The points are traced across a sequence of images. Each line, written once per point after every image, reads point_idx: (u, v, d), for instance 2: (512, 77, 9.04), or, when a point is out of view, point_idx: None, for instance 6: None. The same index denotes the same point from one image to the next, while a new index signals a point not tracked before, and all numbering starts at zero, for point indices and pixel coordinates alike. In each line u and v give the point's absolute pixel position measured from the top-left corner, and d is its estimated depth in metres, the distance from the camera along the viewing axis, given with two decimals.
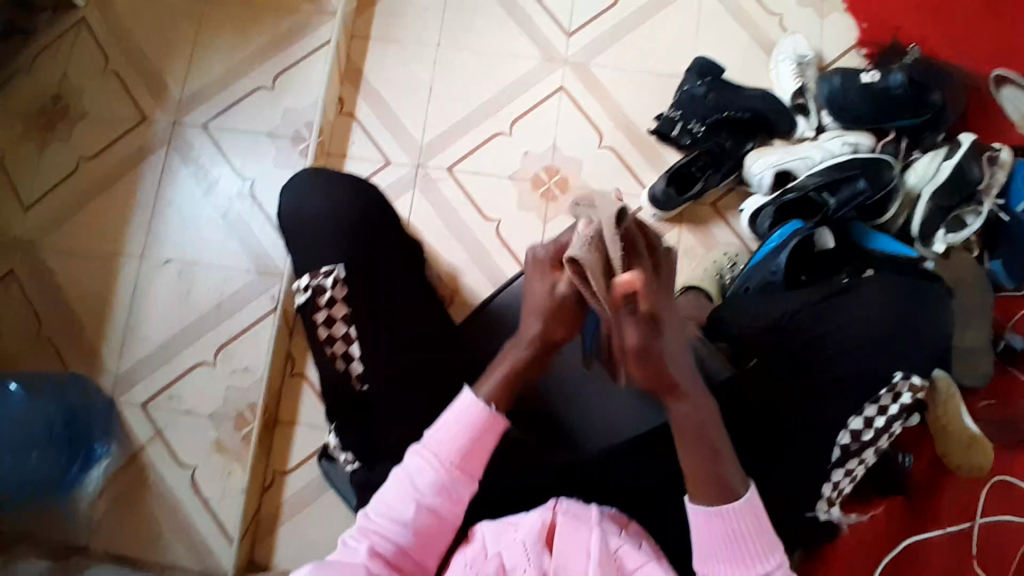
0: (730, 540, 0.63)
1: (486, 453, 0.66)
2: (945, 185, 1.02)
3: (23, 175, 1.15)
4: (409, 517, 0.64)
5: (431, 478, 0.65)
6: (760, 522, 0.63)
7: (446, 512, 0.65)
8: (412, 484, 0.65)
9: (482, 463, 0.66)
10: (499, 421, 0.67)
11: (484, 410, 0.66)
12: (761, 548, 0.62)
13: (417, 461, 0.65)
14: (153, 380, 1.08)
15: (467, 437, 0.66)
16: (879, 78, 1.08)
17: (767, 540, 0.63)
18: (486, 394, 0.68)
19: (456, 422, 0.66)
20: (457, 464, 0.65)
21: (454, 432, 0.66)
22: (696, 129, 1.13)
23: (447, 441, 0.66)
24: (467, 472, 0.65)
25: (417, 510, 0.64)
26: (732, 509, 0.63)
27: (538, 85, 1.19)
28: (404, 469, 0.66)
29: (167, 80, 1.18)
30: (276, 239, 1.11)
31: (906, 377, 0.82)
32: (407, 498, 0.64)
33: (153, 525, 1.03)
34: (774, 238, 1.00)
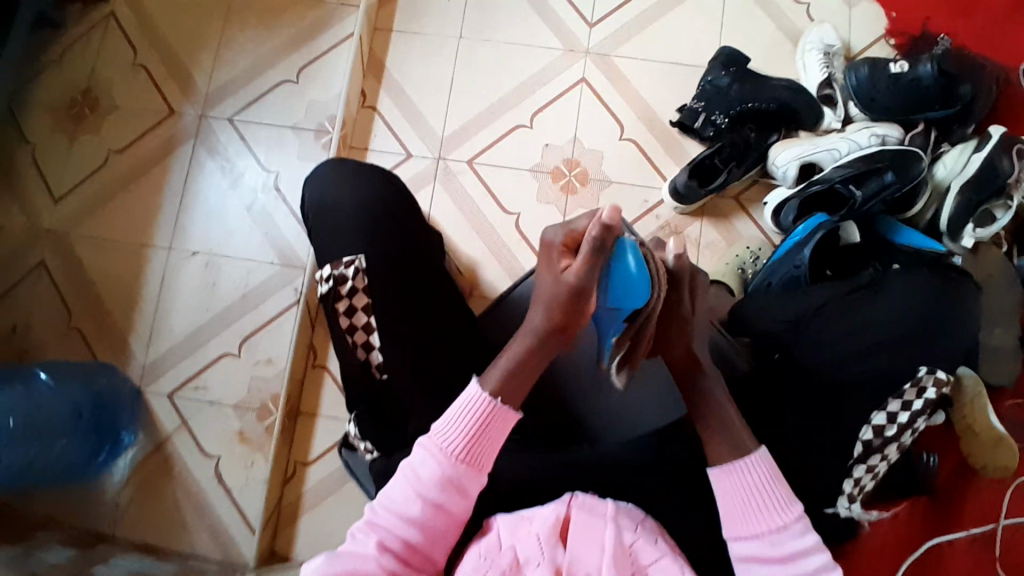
0: (753, 495, 0.64)
1: (492, 444, 0.65)
2: (973, 179, 0.99)
3: (55, 167, 1.18)
4: (415, 511, 0.61)
5: (437, 471, 0.63)
6: (776, 477, 0.64)
7: (454, 505, 0.62)
8: (418, 477, 0.63)
9: (489, 456, 0.64)
10: (509, 414, 0.66)
11: (489, 402, 0.65)
12: (780, 501, 0.63)
13: (422, 453, 0.63)
14: (180, 369, 1.10)
15: (473, 428, 0.64)
16: (907, 68, 1.06)
17: (785, 494, 0.64)
18: (492, 386, 0.66)
19: (463, 412, 0.64)
20: (465, 455, 0.63)
21: (460, 424, 0.64)
22: (719, 121, 1.11)
23: (453, 433, 0.64)
24: (474, 464, 0.64)
25: (424, 505, 0.62)
26: (746, 464, 0.65)
27: (560, 78, 1.19)
28: (408, 462, 0.64)
29: (193, 74, 1.19)
30: (298, 232, 1.12)
31: (931, 372, 0.80)
32: (413, 491, 0.62)
33: (179, 511, 1.05)
34: (798, 232, 0.99)
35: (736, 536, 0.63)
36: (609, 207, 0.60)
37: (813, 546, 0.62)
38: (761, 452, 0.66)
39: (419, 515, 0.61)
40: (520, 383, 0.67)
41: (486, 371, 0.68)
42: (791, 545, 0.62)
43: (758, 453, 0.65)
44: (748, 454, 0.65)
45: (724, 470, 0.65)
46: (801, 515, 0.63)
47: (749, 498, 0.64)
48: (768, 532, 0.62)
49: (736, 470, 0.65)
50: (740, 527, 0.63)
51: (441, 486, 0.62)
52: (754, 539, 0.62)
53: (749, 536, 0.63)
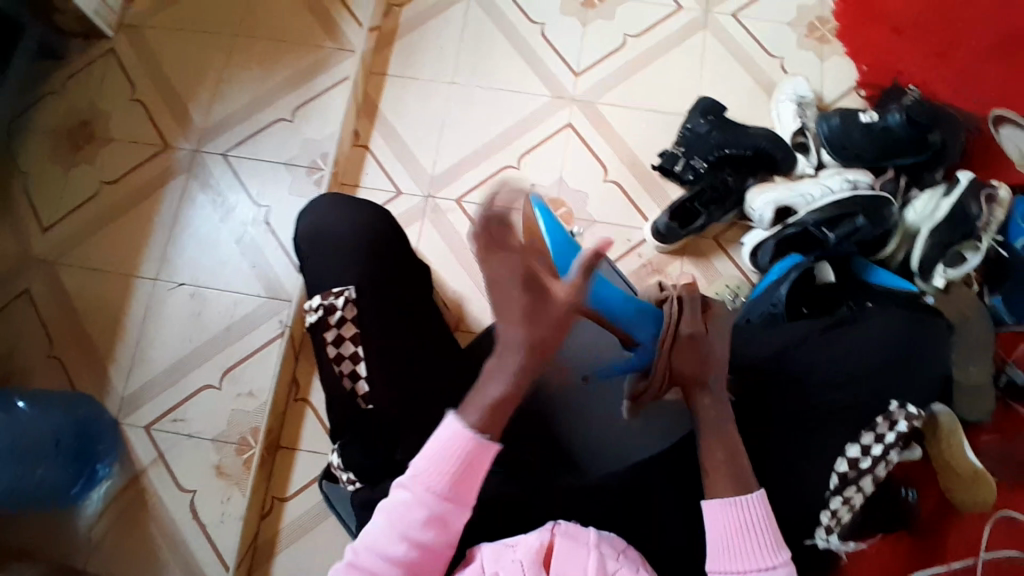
0: (743, 534, 0.65)
1: (476, 481, 0.65)
2: (944, 223, 1.04)
3: (46, 196, 1.19)
4: (398, 552, 0.62)
5: (420, 512, 0.63)
6: (770, 521, 0.66)
7: (437, 543, 0.63)
8: (399, 518, 0.63)
9: (472, 491, 0.65)
10: (489, 446, 0.65)
11: (470, 437, 0.64)
12: (771, 544, 0.65)
13: (404, 494, 0.64)
14: (160, 401, 1.08)
15: (456, 467, 0.64)
16: (878, 118, 1.11)
17: (776, 538, 0.66)
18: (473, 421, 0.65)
19: (446, 451, 0.64)
20: (448, 493, 0.64)
21: (442, 462, 0.64)
22: (699, 165, 1.16)
23: (436, 472, 0.64)
24: (456, 501, 0.64)
25: (405, 545, 0.63)
26: (747, 501, 0.66)
27: (548, 121, 1.24)
28: (392, 502, 0.64)
29: (192, 110, 1.23)
30: (287, 265, 1.14)
31: (902, 406, 0.81)
32: (395, 533, 0.63)
33: (149, 549, 1.02)
34: (774, 271, 1.03)
35: (724, 570, 0.65)
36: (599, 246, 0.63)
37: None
38: (759, 495, 0.67)
39: (404, 557, 0.62)
40: (500, 418, 0.65)
41: (464, 409, 0.66)
42: None
43: (755, 496, 0.67)
44: (750, 494, 0.67)
45: (728, 503, 0.67)
46: (787, 561, 0.65)
47: (743, 536, 0.65)
48: (754, 570, 0.64)
49: (734, 506, 0.66)
50: (729, 561, 0.65)
51: (425, 527, 0.63)
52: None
53: (735, 570, 0.64)
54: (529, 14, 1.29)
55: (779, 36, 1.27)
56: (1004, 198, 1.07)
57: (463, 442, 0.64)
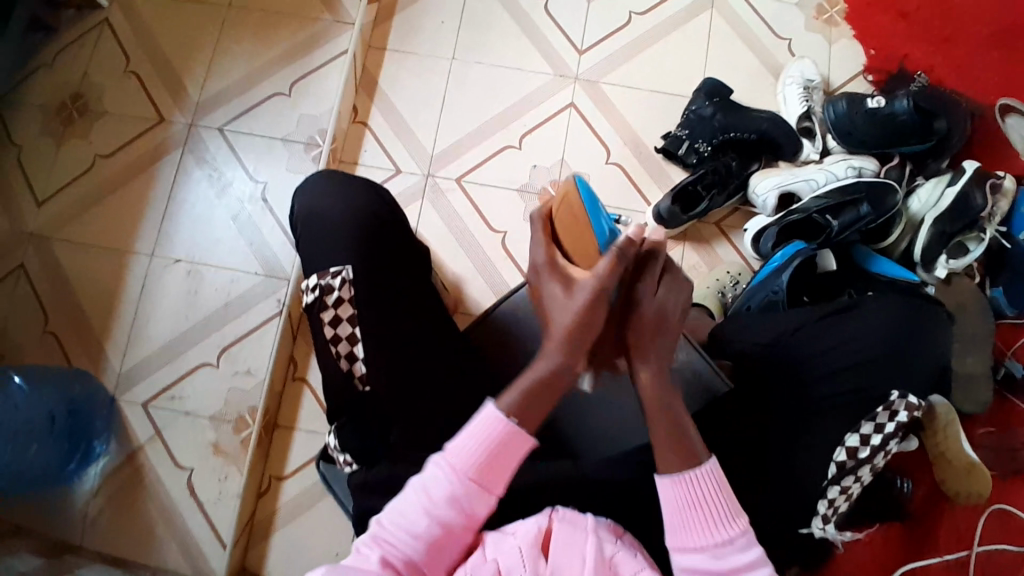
0: (698, 507, 0.62)
1: (508, 468, 0.63)
2: (947, 212, 1.02)
3: (39, 170, 1.17)
4: (422, 528, 0.61)
5: (447, 490, 0.62)
6: (725, 491, 0.63)
7: (459, 525, 0.62)
8: (427, 494, 0.62)
9: (503, 479, 0.63)
10: (527, 440, 0.64)
11: (506, 424, 0.63)
12: (726, 516, 0.62)
13: (434, 470, 0.63)
14: (156, 378, 1.08)
15: (490, 449, 0.62)
16: (884, 103, 1.09)
17: (731, 508, 0.62)
18: (506, 409, 0.64)
19: (481, 434, 0.62)
20: (478, 475, 0.62)
21: (475, 443, 0.63)
22: (702, 149, 1.14)
23: (468, 453, 0.63)
24: (486, 485, 0.62)
25: (429, 521, 0.61)
26: (698, 475, 0.63)
27: (549, 101, 1.21)
28: (423, 477, 0.63)
29: (186, 82, 1.20)
30: (284, 243, 1.13)
31: (902, 396, 0.81)
32: (420, 508, 0.61)
33: (147, 525, 1.03)
34: (776, 259, 1.02)
35: (681, 547, 0.62)
36: (635, 226, 0.65)
37: (755, 560, 0.61)
38: (710, 464, 0.64)
39: (425, 532, 0.61)
40: (534, 410, 0.64)
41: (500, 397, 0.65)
42: (733, 560, 0.61)
43: (706, 466, 0.63)
44: (699, 465, 0.63)
45: (678, 480, 0.63)
46: (746, 530, 0.62)
47: (697, 510, 0.62)
48: (711, 545, 0.61)
49: (686, 482, 0.63)
50: (685, 538, 0.62)
51: (449, 505, 0.61)
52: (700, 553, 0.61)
53: (694, 548, 0.61)
54: None
55: (788, 17, 1.24)
56: (1010, 188, 1.06)
57: (500, 425, 0.63)
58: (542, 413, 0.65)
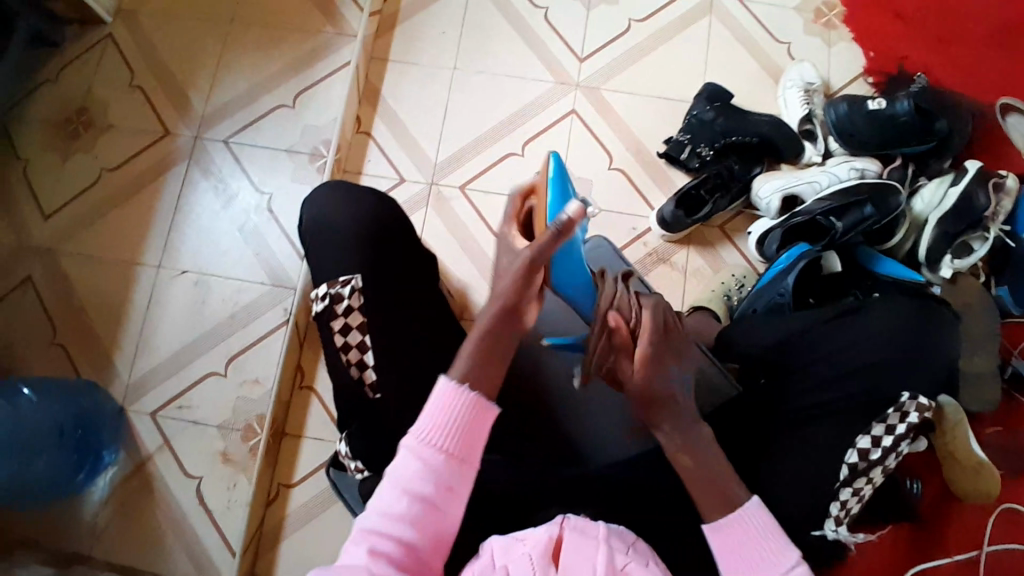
0: (747, 550, 0.63)
1: (480, 437, 0.64)
2: (951, 212, 1.03)
3: (45, 183, 1.18)
4: (403, 507, 0.60)
5: (420, 465, 0.62)
6: (771, 527, 0.64)
7: (441, 500, 0.61)
8: (403, 474, 0.62)
9: (473, 450, 0.64)
10: (489, 412, 0.65)
11: (462, 393, 0.64)
12: (775, 554, 0.63)
13: (407, 450, 0.63)
14: (163, 389, 1.08)
15: (456, 421, 0.63)
16: (885, 105, 1.10)
17: (781, 544, 0.63)
18: (458, 376, 0.66)
19: (445, 407, 0.64)
20: (449, 447, 0.63)
21: (439, 417, 0.64)
22: (705, 153, 1.15)
23: (434, 428, 0.63)
24: (456, 457, 0.63)
25: (410, 500, 0.61)
26: (739, 516, 0.64)
27: (550, 108, 1.22)
28: (397, 461, 0.63)
29: (191, 95, 1.21)
30: (290, 252, 1.13)
31: (913, 398, 0.79)
32: (400, 490, 0.61)
33: (155, 536, 1.02)
34: (781, 261, 1.02)
35: None
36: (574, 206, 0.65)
37: None
38: (754, 502, 0.66)
39: (406, 512, 0.60)
40: (486, 371, 0.67)
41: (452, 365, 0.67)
42: None
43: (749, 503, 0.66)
44: (742, 506, 0.65)
45: (720, 525, 0.64)
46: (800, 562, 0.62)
47: (748, 551, 0.63)
48: None
49: (728, 525, 0.64)
50: None
51: (427, 479, 0.61)
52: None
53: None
54: None
55: (787, 21, 1.25)
56: (1012, 187, 1.06)
57: (461, 395, 0.64)
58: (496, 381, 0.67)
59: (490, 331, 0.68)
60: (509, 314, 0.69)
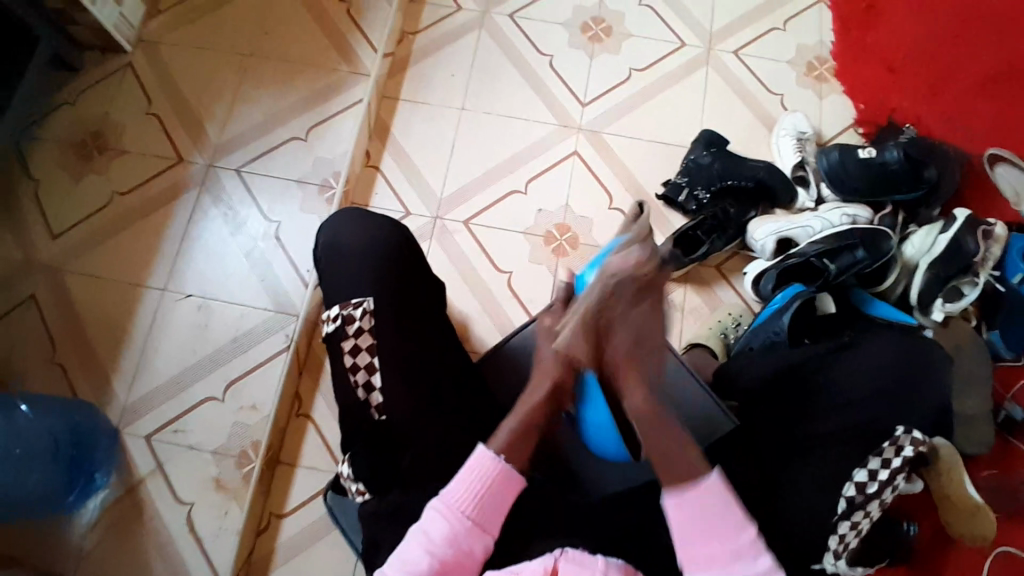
0: (708, 519, 0.65)
1: (505, 505, 0.70)
2: (942, 256, 1.06)
3: (55, 204, 1.20)
4: (422, 567, 0.64)
5: (444, 528, 0.67)
6: (729, 501, 0.66)
7: (456, 564, 0.66)
8: (426, 535, 0.66)
9: (496, 519, 0.69)
10: (517, 479, 0.70)
11: (494, 462, 0.70)
12: (735, 528, 0.65)
13: (432, 513, 0.68)
14: (161, 412, 1.07)
15: (485, 487, 0.69)
16: (875, 154, 1.15)
17: (739, 518, 0.65)
18: (496, 446, 0.71)
19: (477, 474, 0.69)
20: (474, 513, 0.68)
21: (469, 481, 0.69)
22: (702, 196, 1.19)
23: (461, 492, 0.69)
24: (480, 525, 0.68)
25: (429, 561, 0.65)
26: (701, 489, 0.66)
27: (554, 148, 1.27)
28: (421, 521, 0.68)
29: (206, 124, 1.25)
30: (295, 280, 1.15)
31: (908, 432, 0.79)
32: (421, 549, 0.65)
33: (142, 563, 1.00)
34: (777, 300, 1.05)
35: (698, 560, 0.64)
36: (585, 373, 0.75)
37: (766, 568, 0.64)
38: (712, 477, 0.66)
39: (425, 571, 0.64)
40: (524, 447, 0.72)
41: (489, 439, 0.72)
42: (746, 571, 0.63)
43: (710, 475, 0.66)
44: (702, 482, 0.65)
45: (682, 498, 0.65)
46: (754, 539, 0.65)
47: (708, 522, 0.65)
48: (725, 556, 0.64)
49: (690, 498, 0.65)
50: (702, 552, 0.64)
51: (448, 543, 0.66)
52: (712, 565, 0.64)
53: (706, 564, 0.64)
54: (539, 45, 1.33)
55: (780, 74, 1.31)
56: (1000, 235, 1.09)
57: (494, 465, 0.69)
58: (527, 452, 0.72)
59: (531, 411, 0.74)
60: (547, 398, 0.75)
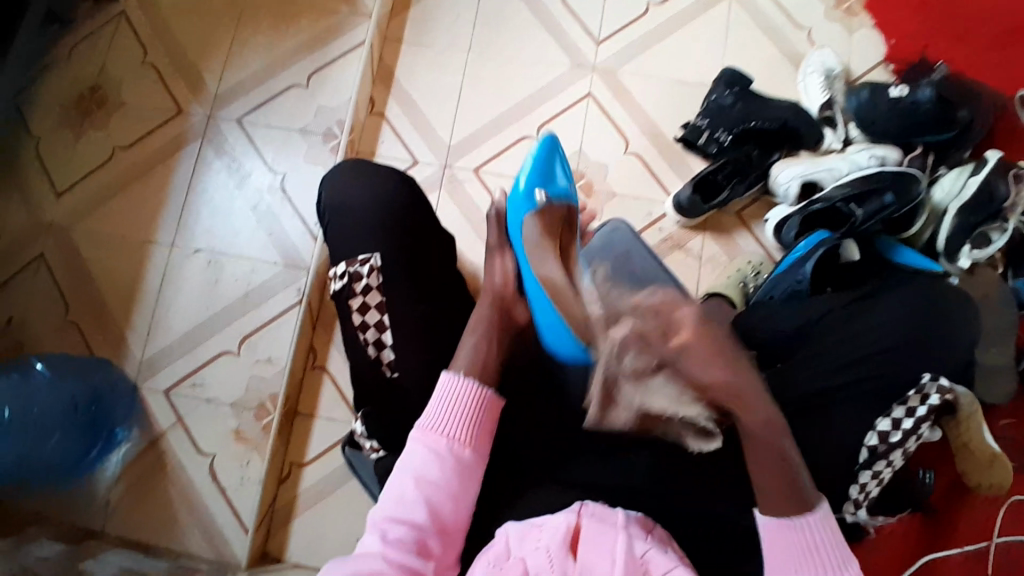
0: (809, 554, 0.61)
1: (487, 428, 0.71)
2: (971, 202, 1.01)
3: (57, 161, 1.18)
4: (412, 493, 0.65)
5: (424, 450, 0.67)
6: (837, 538, 0.62)
7: (445, 488, 0.66)
8: (409, 462, 0.67)
9: (476, 437, 0.70)
10: (490, 395, 0.71)
11: (459, 379, 0.71)
12: (836, 565, 0.61)
13: (413, 438, 0.69)
14: (177, 367, 1.08)
15: (461, 410, 0.70)
16: (908, 92, 1.07)
17: (842, 557, 0.61)
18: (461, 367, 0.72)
19: (450, 398, 0.70)
20: (450, 431, 0.69)
21: (444, 406, 0.70)
22: (723, 138, 1.13)
23: (439, 415, 0.69)
24: (458, 441, 0.69)
25: (418, 485, 0.65)
26: (810, 522, 0.62)
27: (567, 91, 1.21)
28: (404, 449, 0.69)
29: (204, 73, 1.20)
30: (304, 234, 1.13)
31: (934, 380, 0.78)
32: (408, 476, 0.66)
33: (169, 513, 1.03)
34: (800, 247, 1.01)
35: None
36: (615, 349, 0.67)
37: None
38: (822, 508, 0.63)
39: (416, 495, 0.65)
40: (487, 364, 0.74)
41: (453, 361, 0.73)
42: None
43: (819, 510, 0.62)
44: (810, 512, 0.62)
45: (778, 523, 0.63)
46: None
47: (814, 559, 0.61)
48: None
49: (792, 526, 0.62)
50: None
51: (432, 464, 0.67)
52: None
53: None
54: None
55: (808, 6, 1.23)
56: None
57: (464, 387, 0.70)
58: (493, 367, 0.73)
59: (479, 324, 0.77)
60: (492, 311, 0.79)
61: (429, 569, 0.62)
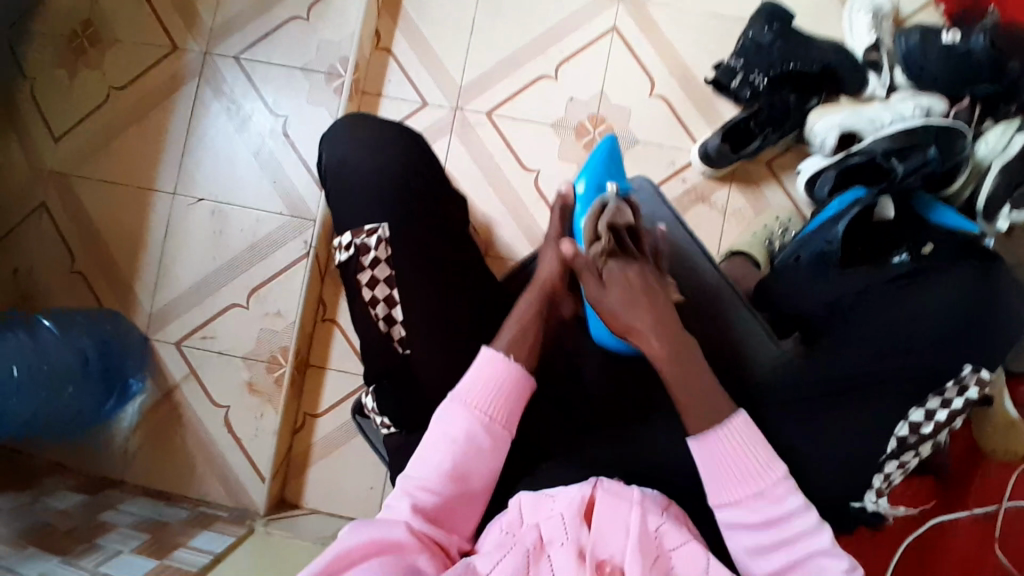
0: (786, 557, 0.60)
1: (518, 405, 0.68)
2: (1017, 160, 0.93)
3: (52, 104, 1.12)
4: (443, 465, 0.64)
5: (461, 426, 0.66)
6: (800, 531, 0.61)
7: (476, 463, 0.65)
8: (445, 434, 0.65)
9: (514, 417, 0.68)
10: (524, 374, 0.69)
11: (502, 360, 0.68)
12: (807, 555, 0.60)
13: (450, 410, 0.67)
14: (188, 320, 1.08)
15: (497, 386, 0.67)
16: (960, 38, 0.96)
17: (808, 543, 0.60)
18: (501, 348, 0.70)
19: (485, 373, 0.68)
20: (488, 409, 0.67)
21: (479, 382, 0.67)
22: (758, 81, 1.03)
23: (474, 390, 0.67)
24: (497, 420, 0.67)
25: (450, 460, 0.64)
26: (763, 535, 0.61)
27: (590, 24, 1.10)
28: (439, 418, 0.67)
29: (198, 6, 1.11)
30: (310, 184, 1.08)
31: (975, 371, 0.73)
32: (441, 447, 0.65)
33: (187, 462, 1.05)
34: (832, 207, 0.94)
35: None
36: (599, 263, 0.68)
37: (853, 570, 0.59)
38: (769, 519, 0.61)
39: (446, 469, 0.64)
40: (527, 341, 0.71)
41: (496, 339, 0.71)
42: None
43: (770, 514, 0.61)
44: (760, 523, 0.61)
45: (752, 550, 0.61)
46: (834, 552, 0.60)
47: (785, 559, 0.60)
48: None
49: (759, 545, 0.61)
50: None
51: (466, 440, 0.65)
52: None
53: None
54: None
55: None
56: None
57: (501, 364, 0.68)
58: (534, 351, 0.71)
59: (524, 318, 0.72)
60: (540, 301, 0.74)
61: (452, 543, 0.62)
